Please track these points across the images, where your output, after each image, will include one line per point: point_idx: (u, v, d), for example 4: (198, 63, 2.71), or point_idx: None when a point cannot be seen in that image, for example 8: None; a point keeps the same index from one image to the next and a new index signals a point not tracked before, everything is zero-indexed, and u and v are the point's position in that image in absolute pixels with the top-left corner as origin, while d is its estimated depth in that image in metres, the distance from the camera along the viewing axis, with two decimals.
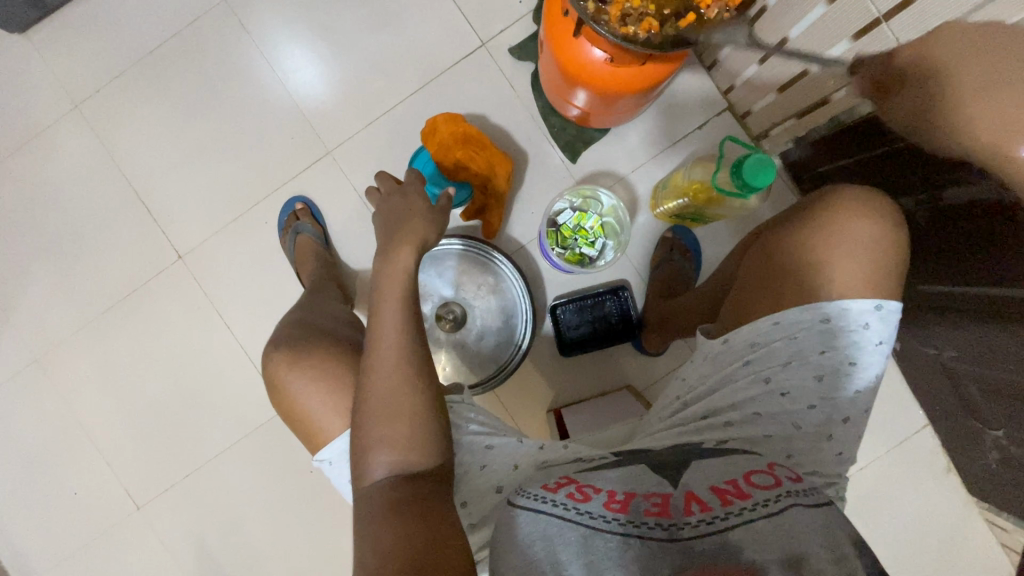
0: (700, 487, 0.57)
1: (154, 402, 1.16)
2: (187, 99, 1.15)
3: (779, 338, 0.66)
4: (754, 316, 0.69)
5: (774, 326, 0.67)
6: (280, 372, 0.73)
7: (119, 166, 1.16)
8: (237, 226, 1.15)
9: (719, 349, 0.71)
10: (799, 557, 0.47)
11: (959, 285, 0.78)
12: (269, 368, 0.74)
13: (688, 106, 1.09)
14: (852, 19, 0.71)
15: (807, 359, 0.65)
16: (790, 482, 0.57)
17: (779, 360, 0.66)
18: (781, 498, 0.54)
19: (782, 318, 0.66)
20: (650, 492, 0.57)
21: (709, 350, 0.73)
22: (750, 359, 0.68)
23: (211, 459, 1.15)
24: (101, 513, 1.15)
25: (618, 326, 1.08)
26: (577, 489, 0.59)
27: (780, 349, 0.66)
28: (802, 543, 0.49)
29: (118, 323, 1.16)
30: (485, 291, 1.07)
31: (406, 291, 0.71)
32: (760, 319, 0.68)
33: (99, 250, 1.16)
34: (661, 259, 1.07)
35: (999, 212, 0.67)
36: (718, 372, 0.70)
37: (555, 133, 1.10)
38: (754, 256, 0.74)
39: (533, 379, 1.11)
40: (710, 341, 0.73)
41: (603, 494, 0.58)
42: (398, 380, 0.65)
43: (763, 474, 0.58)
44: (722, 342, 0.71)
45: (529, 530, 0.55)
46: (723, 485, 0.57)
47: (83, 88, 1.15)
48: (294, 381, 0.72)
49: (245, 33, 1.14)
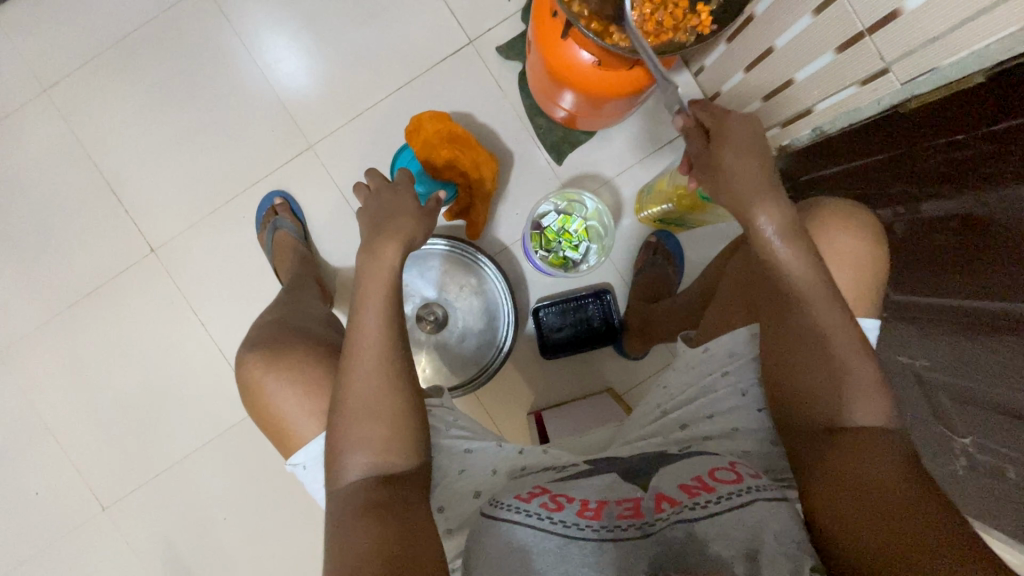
0: (670, 486, 0.58)
1: (123, 400, 1.12)
2: (163, 86, 1.11)
3: (757, 350, 0.67)
4: (733, 325, 0.69)
5: (752, 337, 0.67)
6: (254, 373, 0.71)
7: (90, 154, 1.11)
8: (214, 219, 1.12)
9: (700, 359, 0.71)
10: (756, 547, 0.50)
11: (923, 295, 0.76)
12: (243, 368, 0.72)
13: (673, 111, 1.10)
14: (836, 34, 0.71)
15: None
16: (752, 477, 0.58)
17: (756, 372, 0.67)
18: (745, 493, 0.55)
19: (760, 331, 0.67)
20: (623, 497, 0.58)
21: (689, 359, 0.72)
22: (728, 370, 0.68)
23: (182, 459, 1.12)
24: (63, 514, 1.11)
25: (600, 329, 1.08)
26: (551, 498, 0.59)
27: (759, 361, 0.67)
28: (764, 534, 0.51)
29: (86, 316, 1.12)
30: (467, 292, 1.05)
31: (389, 293, 0.69)
32: (738, 329, 0.68)
33: (67, 241, 1.11)
34: (644, 263, 1.07)
35: (966, 226, 0.67)
36: (698, 382, 0.70)
37: (542, 134, 1.09)
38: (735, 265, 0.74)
39: (513, 380, 1.10)
40: (691, 350, 0.73)
41: (576, 503, 0.58)
42: (378, 383, 0.63)
43: (725, 471, 0.59)
44: (703, 352, 0.71)
45: (505, 540, 0.54)
46: (690, 480, 0.58)
47: (52, 71, 1.10)
48: (268, 383, 0.70)
49: (225, 20, 1.10)
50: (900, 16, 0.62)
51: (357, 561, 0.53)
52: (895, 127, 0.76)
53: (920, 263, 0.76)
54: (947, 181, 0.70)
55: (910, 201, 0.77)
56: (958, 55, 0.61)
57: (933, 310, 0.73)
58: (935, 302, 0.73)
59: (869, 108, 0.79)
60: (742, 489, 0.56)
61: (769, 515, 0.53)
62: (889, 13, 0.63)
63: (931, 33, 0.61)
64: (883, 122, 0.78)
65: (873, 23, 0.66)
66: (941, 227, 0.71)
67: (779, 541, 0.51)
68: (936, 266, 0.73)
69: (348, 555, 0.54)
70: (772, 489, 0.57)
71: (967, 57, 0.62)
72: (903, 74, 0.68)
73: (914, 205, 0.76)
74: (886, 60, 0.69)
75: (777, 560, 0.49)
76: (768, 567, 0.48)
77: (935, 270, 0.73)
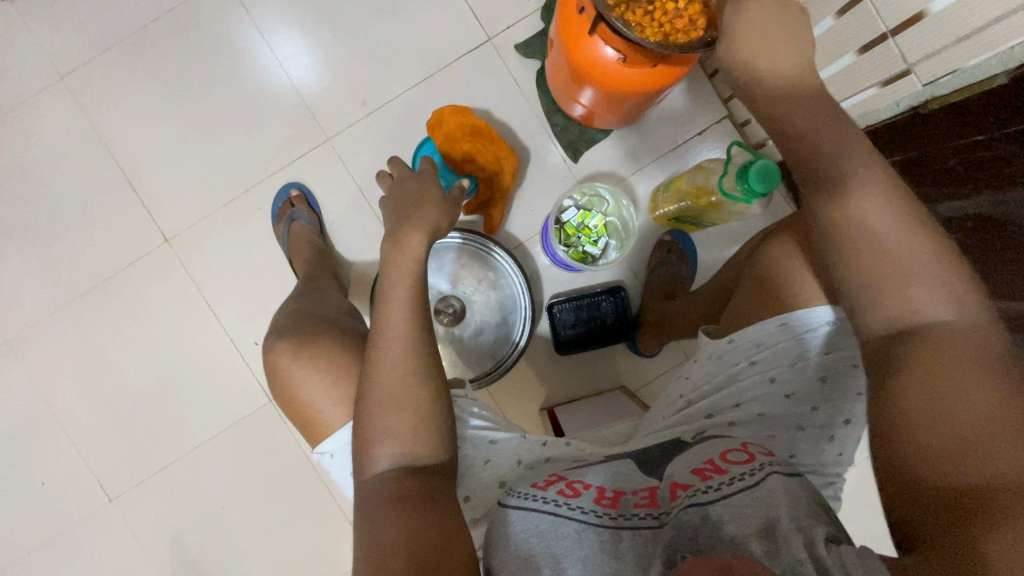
0: (683, 474, 0.58)
1: (134, 391, 1.11)
2: (180, 77, 1.11)
3: (784, 339, 0.67)
4: (760, 316, 0.70)
5: (781, 327, 0.67)
6: (283, 361, 0.71)
7: (105, 143, 1.11)
8: (230, 211, 1.11)
9: (724, 349, 0.72)
10: (771, 523, 0.49)
11: None
12: (270, 356, 0.72)
13: (688, 111, 1.11)
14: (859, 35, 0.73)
15: (811, 360, 0.66)
16: (764, 456, 0.58)
17: (784, 361, 0.67)
18: (757, 472, 0.55)
19: (789, 320, 0.67)
20: (638, 487, 0.59)
21: (713, 349, 0.73)
22: (755, 359, 0.69)
23: (193, 451, 1.11)
24: (70, 505, 1.10)
25: (614, 326, 1.08)
26: (568, 485, 0.59)
27: (787, 350, 0.67)
28: (777, 508, 0.50)
29: (98, 306, 1.11)
30: (485, 285, 1.06)
31: (416, 281, 0.69)
32: (765, 320, 0.68)
33: (80, 229, 1.11)
34: (659, 261, 1.08)
35: (985, 225, 0.68)
36: (723, 372, 0.71)
37: (558, 131, 1.10)
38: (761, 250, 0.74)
39: (528, 376, 1.11)
40: (714, 341, 0.74)
41: (593, 490, 0.58)
42: (404, 371, 0.63)
43: (737, 452, 0.59)
44: (727, 342, 0.72)
45: (520, 528, 0.55)
46: (702, 464, 0.59)
47: (70, 60, 1.10)
48: (295, 371, 0.70)
49: (245, 13, 1.11)
50: (925, 17, 0.64)
51: (389, 548, 0.54)
52: (912, 129, 0.78)
53: None
54: (963, 183, 0.72)
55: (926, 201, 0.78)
56: (981, 55, 0.63)
57: None
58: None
59: (887, 110, 0.80)
60: (754, 468, 0.56)
61: (780, 489, 0.52)
62: (914, 14, 0.65)
63: (956, 34, 0.63)
64: (902, 122, 0.79)
65: (897, 25, 0.67)
66: (958, 226, 0.73)
67: (793, 515, 0.49)
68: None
69: (381, 542, 0.55)
70: (781, 467, 0.56)
71: (990, 58, 0.63)
72: (925, 74, 0.70)
73: (931, 204, 0.77)
74: (908, 61, 0.70)
75: (790, 532, 0.47)
76: (781, 541, 0.47)
77: None
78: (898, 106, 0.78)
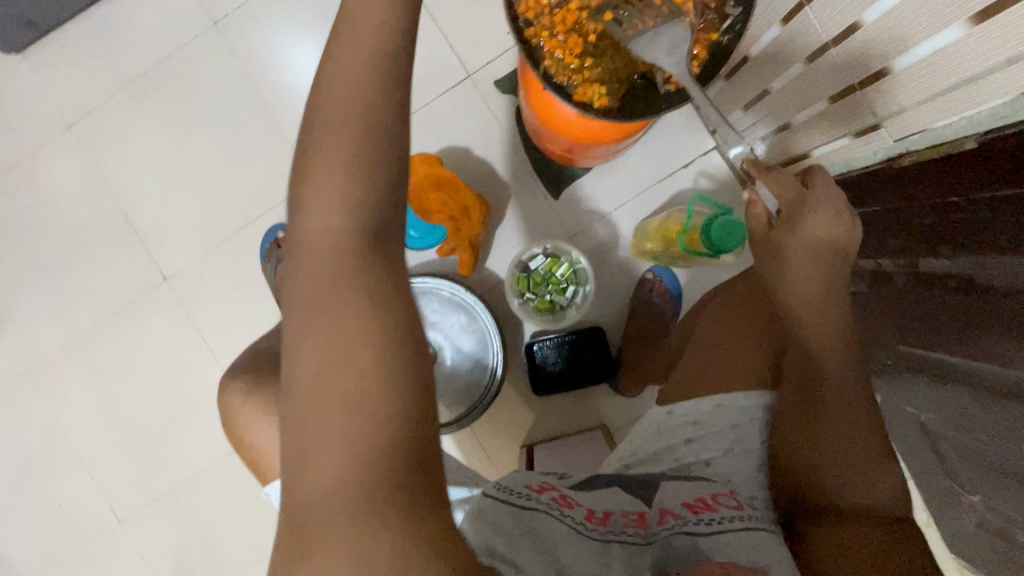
0: (673, 503, 0.63)
1: (139, 421, 1.18)
2: (176, 121, 1.16)
3: (722, 421, 0.74)
4: (700, 393, 0.76)
5: (717, 407, 0.74)
6: (235, 402, 0.74)
7: (109, 187, 1.17)
8: (223, 250, 1.16)
9: (664, 421, 0.77)
10: (759, 564, 0.54)
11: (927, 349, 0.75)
12: (225, 398, 0.75)
13: (673, 145, 1.08)
14: (826, 84, 0.69)
15: (745, 447, 0.73)
16: (747, 507, 0.64)
17: (720, 445, 0.72)
18: (741, 519, 0.61)
19: (724, 401, 0.75)
20: (627, 509, 0.63)
21: (654, 420, 0.78)
22: (692, 437, 0.74)
23: (193, 479, 1.18)
24: (84, 525, 1.19)
25: (595, 365, 1.06)
26: (560, 495, 0.62)
27: (722, 433, 0.73)
28: (761, 551, 0.56)
29: (105, 341, 1.18)
30: (456, 329, 1.06)
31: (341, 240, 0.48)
32: (704, 399, 0.75)
33: (88, 270, 1.18)
34: (640, 300, 1.06)
35: (969, 289, 0.64)
36: (662, 445, 0.75)
37: (538, 168, 1.09)
38: (708, 323, 0.83)
39: (507, 413, 1.11)
40: (655, 413, 0.79)
41: (584, 508, 0.61)
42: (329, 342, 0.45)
43: (727, 497, 0.65)
44: (666, 413, 0.77)
45: (523, 523, 0.56)
46: (692, 500, 0.64)
47: (77, 109, 1.17)
48: (246, 415, 0.73)
49: (234, 58, 1.14)
50: (888, 75, 0.60)
51: (325, 490, 0.41)
52: (890, 179, 0.73)
53: (922, 318, 0.74)
54: (945, 241, 0.66)
55: (910, 255, 0.73)
56: (951, 116, 0.58)
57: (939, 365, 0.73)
58: (935, 356, 0.73)
59: (863, 160, 0.75)
60: (740, 515, 0.62)
61: (762, 541, 0.58)
62: (878, 71, 0.61)
63: (921, 94, 0.59)
64: (882, 171, 0.74)
65: (862, 79, 0.63)
66: (940, 286, 0.69)
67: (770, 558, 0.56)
68: (943, 330, 0.70)
69: (310, 477, 0.42)
70: (762, 520, 0.63)
71: (959, 121, 0.58)
72: (895, 129, 0.65)
73: (912, 260, 0.73)
74: (879, 115, 0.66)
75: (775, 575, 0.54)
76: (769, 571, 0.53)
77: (940, 326, 0.70)
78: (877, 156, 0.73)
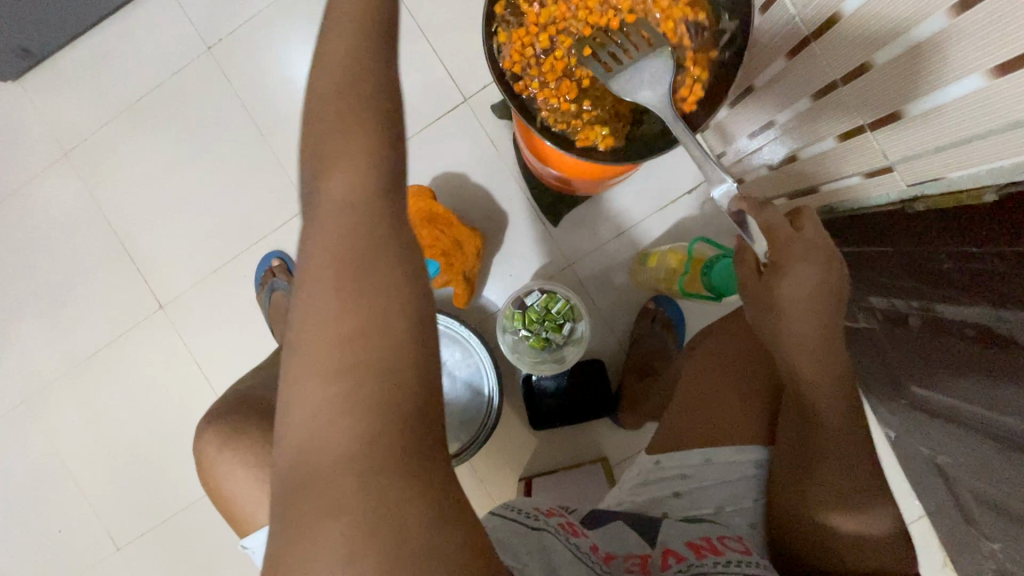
0: (677, 543, 0.60)
1: (135, 448, 1.18)
2: (171, 147, 1.15)
3: (711, 474, 0.72)
4: (690, 444, 0.74)
5: (706, 461, 0.72)
6: (211, 450, 0.72)
7: (105, 213, 1.17)
8: (218, 277, 1.15)
9: (652, 471, 0.74)
10: None
11: (946, 397, 0.70)
12: (202, 444, 0.73)
13: (675, 170, 1.04)
14: (834, 122, 0.66)
15: (739, 504, 0.70)
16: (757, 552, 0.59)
17: (711, 501, 0.70)
18: (750, 563, 0.56)
19: (712, 456, 0.72)
20: (630, 552, 0.60)
21: (640, 469, 0.75)
22: (681, 491, 0.71)
23: (190, 506, 1.17)
24: (82, 551, 1.19)
25: (596, 397, 1.04)
26: (567, 521, 0.59)
27: (712, 488, 0.71)
28: None
29: (102, 368, 1.18)
30: (451, 361, 1.04)
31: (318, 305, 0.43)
32: (693, 450, 0.73)
33: (85, 296, 1.18)
34: (642, 331, 1.03)
35: (992, 342, 0.59)
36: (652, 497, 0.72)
37: (536, 194, 1.06)
38: (699, 363, 0.79)
39: (505, 445, 1.09)
40: (642, 461, 0.76)
41: (589, 539, 0.59)
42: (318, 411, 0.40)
43: (734, 540, 0.61)
44: (653, 464, 0.74)
45: (529, 538, 0.53)
46: (698, 541, 0.61)
47: (73, 135, 1.16)
48: (224, 462, 0.71)
49: (227, 83, 1.13)
50: (900, 118, 0.57)
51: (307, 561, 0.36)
52: (900, 221, 0.69)
53: (942, 365, 0.69)
54: (962, 290, 0.62)
55: (924, 298, 0.69)
56: (969, 166, 0.55)
57: (956, 413, 0.69)
58: (954, 406, 0.69)
59: (873, 199, 0.72)
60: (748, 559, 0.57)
61: None
62: (889, 113, 0.58)
63: (937, 141, 0.55)
64: (892, 213, 0.70)
65: (873, 120, 0.60)
66: (959, 334, 0.64)
67: None
68: (962, 378, 0.65)
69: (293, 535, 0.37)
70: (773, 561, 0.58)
71: (978, 171, 0.55)
72: (908, 173, 0.62)
73: (927, 305, 0.69)
74: (890, 158, 0.62)
75: None
76: None
77: (960, 377, 0.66)
78: (889, 198, 0.69)
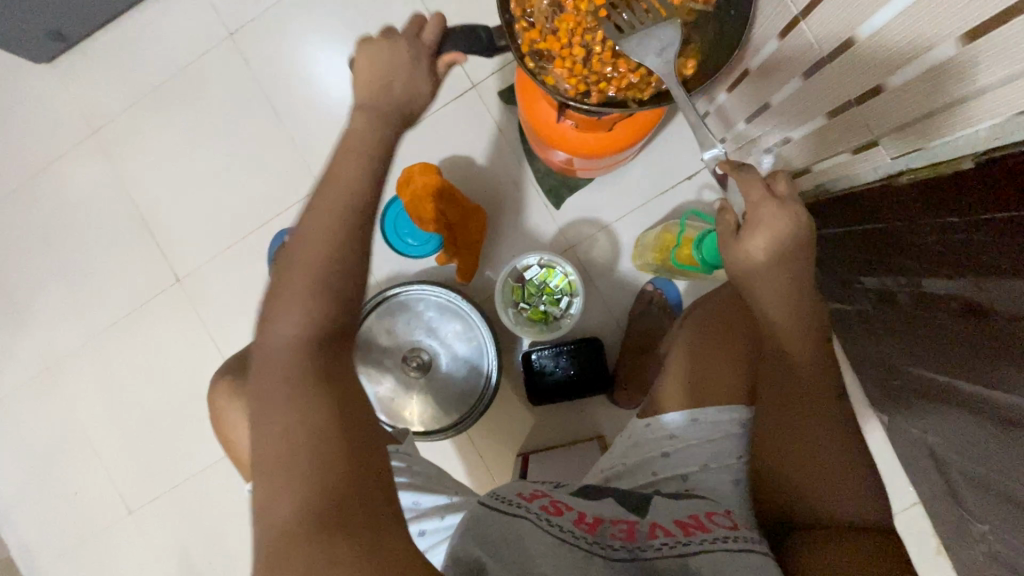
0: (664, 518, 0.62)
1: (149, 416, 1.23)
2: (192, 127, 1.20)
3: (698, 434, 0.73)
4: (678, 406, 0.76)
5: (693, 422, 0.74)
6: (223, 400, 0.75)
7: (127, 189, 1.22)
8: (232, 253, 1.20)
9: (641, 432, 0.77)
10: None
11: (933, 371, 0.72)
12: (214, 395, 0.77)
13: (676, 156, 1.07)
14: (823, 100, 0.68)
15: (725, 462, 0.72)
16: (744, 529, 0.61)
17: (697, 461, 0.72)
18: (738, 540, 0.59)
19: (699, 416, 0.74)
20: (617, 519, 0.62)
21: (631, 432, 0.79)
22: (667, 452, 0.74)
23: (198, 473, 1.21)
24: (95, 513, 1.23)
25: (594, 374, 1.05)
26: (551, 502, 0.62)
27: (698, 448, 0.73)
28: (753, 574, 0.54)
29: (119, 337, 1.23)
30: (451, 337, 1.07)
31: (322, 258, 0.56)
32: (678, 412, 0.75)
33: (106, 269, 1.23)
34: (639, 312, 1.06)
35: (973, 311, 0.62)
36: (639, 457, 0.75)
37: (539, 178, 1.09)
38: (691, 329, 0.81)
39: (503, 422, 1.12)
40: (633, 423, 0.79)
41: (574, 512, 0.61)
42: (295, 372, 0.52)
43: (721, 516, 0.63)
44: (643, 425, 0.77)
45: (507, 528, 0.56)
46: (685, 518, 0.63)
47: (100, 115, 1.22)
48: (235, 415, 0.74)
49: (247, 67, 1.18)
50: (884, 92, 0.59)
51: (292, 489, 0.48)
52: (886, 196, 0.71)
53: (930, 339, 0.70)
54: (948, 262, 0.64)
55: (912, 273, 0.71)
56: (950, 133, 0.57)
57: (939, 386, 0.71)
58: (940, 380, 0.70)
59: (863, 175, 0.74)
60: (735, 536, 0.59)
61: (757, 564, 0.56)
62: (874, 87, 0.60)
63: (918, 111, 0.58)
64: (880, 189, 0.72)
65: (858, 95, 0.62)
66: (944, 306, 0.66)
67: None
68: (947, 346, 0.67)
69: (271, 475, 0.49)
70: (758, 539, 0.61)
71: (959, 140, 0.57)
72: (893, 146, 0.64)
73: (914, 279, 0.70)
74: (876, 132, 0.65)
75: None
76: None
77: (945, 348, 0.68)
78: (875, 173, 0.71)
